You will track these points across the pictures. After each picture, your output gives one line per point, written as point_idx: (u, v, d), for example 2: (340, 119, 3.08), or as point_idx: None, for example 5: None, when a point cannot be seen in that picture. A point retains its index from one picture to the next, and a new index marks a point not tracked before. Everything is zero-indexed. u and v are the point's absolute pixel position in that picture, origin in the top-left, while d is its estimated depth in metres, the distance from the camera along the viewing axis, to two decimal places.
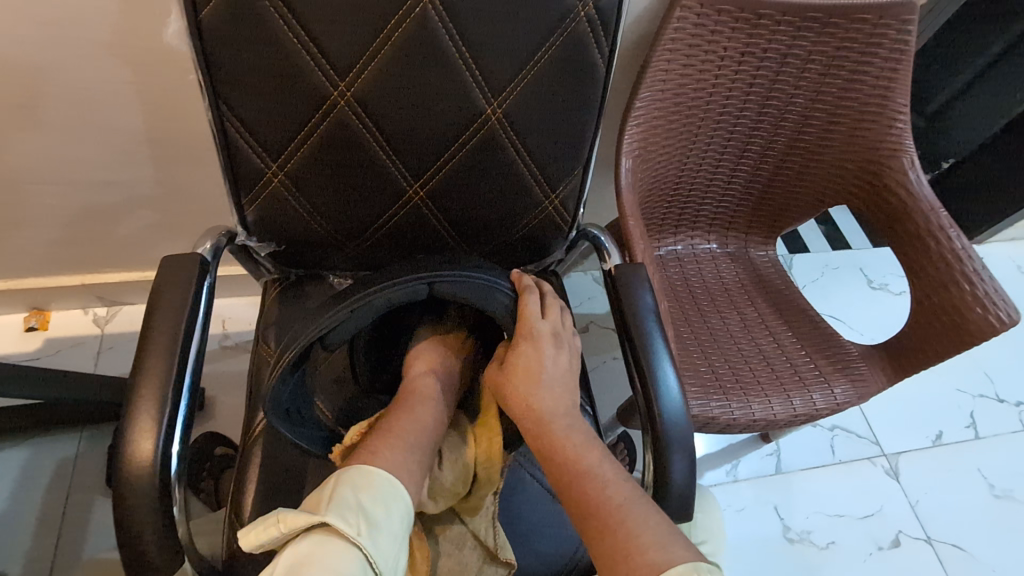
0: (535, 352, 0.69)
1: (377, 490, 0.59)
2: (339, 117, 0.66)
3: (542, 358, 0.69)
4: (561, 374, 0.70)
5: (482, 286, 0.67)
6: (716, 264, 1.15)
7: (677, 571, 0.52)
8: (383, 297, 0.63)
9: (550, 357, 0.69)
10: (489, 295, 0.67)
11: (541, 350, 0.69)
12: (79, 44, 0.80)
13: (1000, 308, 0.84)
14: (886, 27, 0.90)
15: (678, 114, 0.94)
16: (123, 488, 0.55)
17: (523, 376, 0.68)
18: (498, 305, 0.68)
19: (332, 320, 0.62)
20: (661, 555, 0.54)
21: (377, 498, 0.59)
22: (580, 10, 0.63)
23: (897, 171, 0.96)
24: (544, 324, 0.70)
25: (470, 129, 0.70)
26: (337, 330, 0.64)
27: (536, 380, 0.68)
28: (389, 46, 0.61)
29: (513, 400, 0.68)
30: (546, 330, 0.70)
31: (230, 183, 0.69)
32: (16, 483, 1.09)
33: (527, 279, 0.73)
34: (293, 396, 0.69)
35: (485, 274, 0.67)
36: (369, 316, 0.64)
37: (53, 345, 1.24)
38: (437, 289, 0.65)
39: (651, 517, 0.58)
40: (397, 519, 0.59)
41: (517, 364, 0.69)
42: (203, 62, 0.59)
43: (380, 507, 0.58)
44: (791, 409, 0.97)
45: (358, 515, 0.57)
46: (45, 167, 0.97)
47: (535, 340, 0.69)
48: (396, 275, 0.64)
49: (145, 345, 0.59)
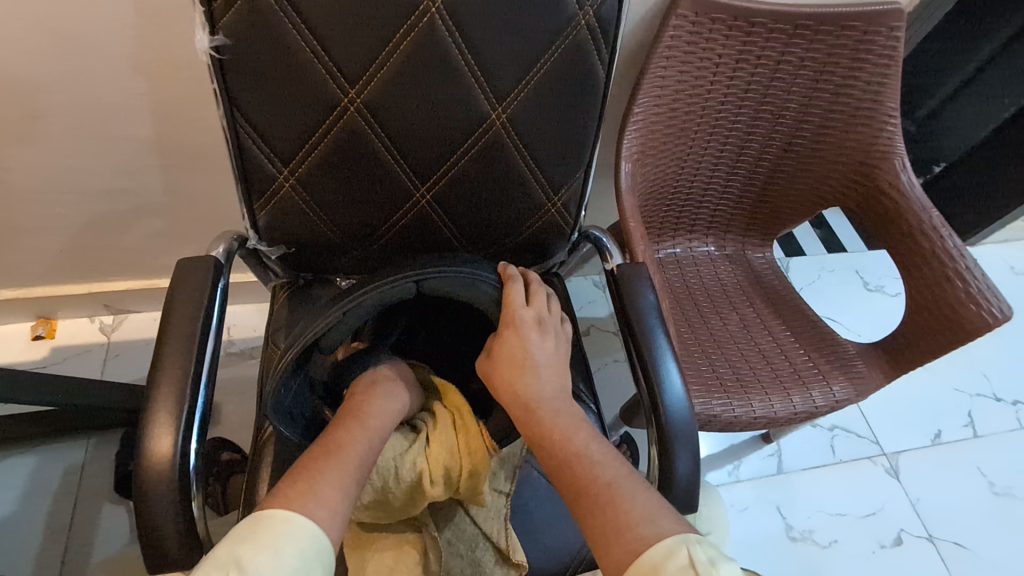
0: (520, 340, 0.70)
1: (262, 536, 0.53)
2: (349, 123, 0.68)
3: (527, 345, 0.70)
4: (548, 359, 0.71)
5: (471, 281, 0.69)
6: (714, 266, 1.17)
7: (665, 545, 0.53)
8: (370, 298, 0.65)
9: (535, 344, 0.70)
10: (475, 288, 0.69)
11: (525, 337, 0.70)
12: (90, 56, 0.82)
13: (993, 304, 0.86)
14: (874, 33, 0.92)
15: (676, 119, 0.97)
16: (140, 483, 0.56)
17: (508, 364, 0.70)
18: (485, 297, 0.70)
19: (327, 322, 0.65)
20: (655, 536, 0.55)
21: (260, 543, 0.53)
22: (581, 18, 0.65)
23: (889, 173, 0.99)
24: (528, 312, 0.71)
25: (475, 134, 0.72)
26: (334, 332, 0.67)
27: (522, 368, 0.69)
28: (398, 53, 0.64)
29: (501, 388, 0.70)
30: (530, 317, 0.71)
31: (242, 189, 0.71)
32: (23, 491, 1.09)
33: (513, 272, 0.74)
34: (298, 396, 0.71)
35: (473, 269, 0.69)
36: (364, 315, 0.67)
37: (60, 353, 1.25)
38: (425, 285, 0.67)
39: (641, 495, 0.59)
40: (286, 563, 0.53)
41: (503, 355, 0.70)
42: (218, 69, 0.61)
43: (266, 552, 0.52)
44: (791, 407, 0.99)
45: (229, 567, 0.51)
46: (54, 177, 0.99)
47: (518, 328, 0.70)
48: (385, 275, 0.67)
49: (162, 342, 0.61)
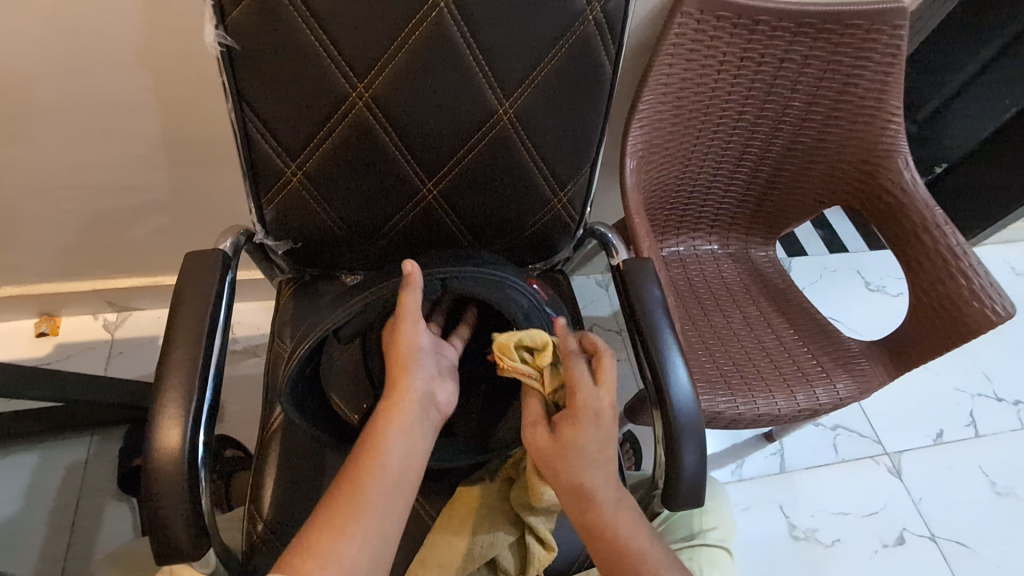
0: (590, 431, 0.62)
1: None
2: (356, 117, 0.68)
3: (594, 437, 0.62)
4: (603, 446, 0.63)
5: (496, 283, 0.66)
6: (717, 264, 1.17)
7: None
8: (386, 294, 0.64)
9: (602, 434, 0.63)
10: (503, 293, 0.66)
11: (593, 430, 0.62)
12: (98, 52, 0.83)
13: (996, 301, 0.86)
14: (878, 32, 0.93)
15: (680, 116, 0.97)
16: (150, 477, 0.56)
17: (574, 459, 0.62)
18: (514, 303, 0.67)
19: (342, 315, 0.64)
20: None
21: None
22: (589, 13, 0.66)
23: (891, 171, 0.99)
24: (600, 395, 0.62)
25: (482, 129, 0.72)
26: (347, 325, 0.66)
27: (582, 461, 0.62)
28: (406, 47, 0.64)
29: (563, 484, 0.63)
30: (603, 401, 0.62)
31: (250, 183, 0.71)
32: (27, 486, 1.09)
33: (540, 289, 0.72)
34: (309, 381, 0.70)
35: (496, 270, 0.68)
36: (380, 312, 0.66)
37: (63, 350, 1.25)
38: (450, 285, 0.66)
39: None
40: None
41: (592, 456, 0.62)
42: (227, 61, 0.61)
43: None
44: (794, 404, 0.99)
45: None
46: (60, 172, 0.99)
47: (590, 416, 0.62)
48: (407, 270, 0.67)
49: (170, 334, 0.61)
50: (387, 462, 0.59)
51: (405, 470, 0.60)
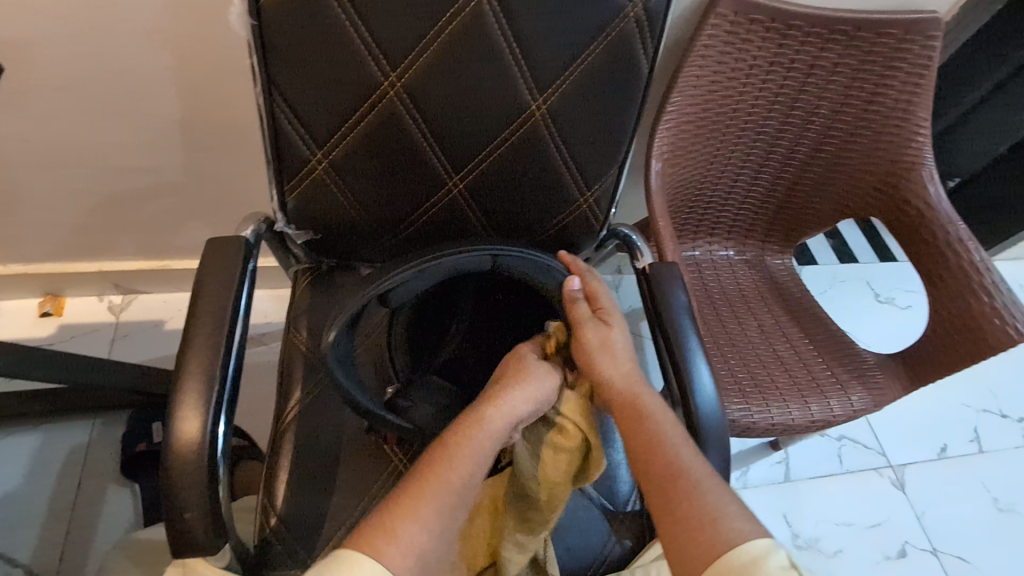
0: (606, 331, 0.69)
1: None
2: (386, 107, 0.67)
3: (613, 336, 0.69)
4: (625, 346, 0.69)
5: (542, 266, 0.71)
6: (733, 270, 1.16)
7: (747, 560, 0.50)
8: (449, 260, 0.67)
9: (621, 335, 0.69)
10: (543, 272, 0.72)
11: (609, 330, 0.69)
12: (118, 30, 0.80)
13: (1018, 319, 0.85)
14: (911, 42, 0.92)
15: (706, 119, 0.96)
16: (168, 468, 0.54)
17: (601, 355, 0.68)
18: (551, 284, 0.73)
19: (401, 274, 0.65)
20: (714, 542, 0.54)
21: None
22: (630, 10, 0.64)
23: (916, 184, 0.98)
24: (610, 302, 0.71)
25: (513, 123, 0.70)
26: (399, 287, 0.67)
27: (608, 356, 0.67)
28: (441, 37, 0.62)
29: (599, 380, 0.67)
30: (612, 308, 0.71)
31: (274, 169, 0.70)
32: (26, 468, 1.08)
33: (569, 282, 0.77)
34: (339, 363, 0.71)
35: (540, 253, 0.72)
36: (434, 278, 0.68)
37: (67, 331, 1.24)
38: (500, 260, 0.69)
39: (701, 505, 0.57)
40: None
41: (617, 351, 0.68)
42: (258, 44, 0.59)
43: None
44: (808, 414, 0.98)
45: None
46: (72, 150, 0.97)
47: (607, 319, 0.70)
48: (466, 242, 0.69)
49: (190, 322, 0.59)
50: (473, 461, 0.59)
51: (482, 475, 0.59)
